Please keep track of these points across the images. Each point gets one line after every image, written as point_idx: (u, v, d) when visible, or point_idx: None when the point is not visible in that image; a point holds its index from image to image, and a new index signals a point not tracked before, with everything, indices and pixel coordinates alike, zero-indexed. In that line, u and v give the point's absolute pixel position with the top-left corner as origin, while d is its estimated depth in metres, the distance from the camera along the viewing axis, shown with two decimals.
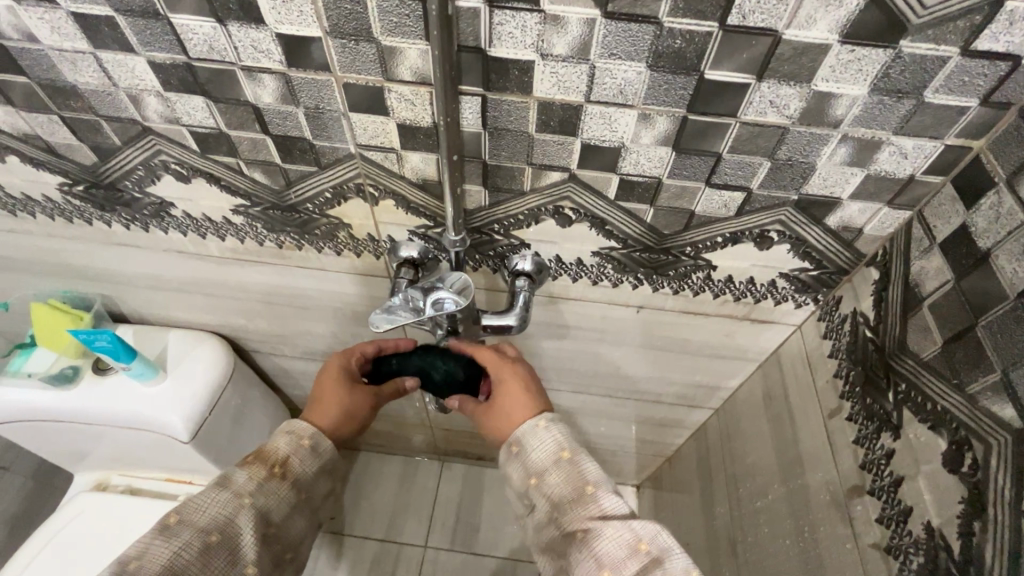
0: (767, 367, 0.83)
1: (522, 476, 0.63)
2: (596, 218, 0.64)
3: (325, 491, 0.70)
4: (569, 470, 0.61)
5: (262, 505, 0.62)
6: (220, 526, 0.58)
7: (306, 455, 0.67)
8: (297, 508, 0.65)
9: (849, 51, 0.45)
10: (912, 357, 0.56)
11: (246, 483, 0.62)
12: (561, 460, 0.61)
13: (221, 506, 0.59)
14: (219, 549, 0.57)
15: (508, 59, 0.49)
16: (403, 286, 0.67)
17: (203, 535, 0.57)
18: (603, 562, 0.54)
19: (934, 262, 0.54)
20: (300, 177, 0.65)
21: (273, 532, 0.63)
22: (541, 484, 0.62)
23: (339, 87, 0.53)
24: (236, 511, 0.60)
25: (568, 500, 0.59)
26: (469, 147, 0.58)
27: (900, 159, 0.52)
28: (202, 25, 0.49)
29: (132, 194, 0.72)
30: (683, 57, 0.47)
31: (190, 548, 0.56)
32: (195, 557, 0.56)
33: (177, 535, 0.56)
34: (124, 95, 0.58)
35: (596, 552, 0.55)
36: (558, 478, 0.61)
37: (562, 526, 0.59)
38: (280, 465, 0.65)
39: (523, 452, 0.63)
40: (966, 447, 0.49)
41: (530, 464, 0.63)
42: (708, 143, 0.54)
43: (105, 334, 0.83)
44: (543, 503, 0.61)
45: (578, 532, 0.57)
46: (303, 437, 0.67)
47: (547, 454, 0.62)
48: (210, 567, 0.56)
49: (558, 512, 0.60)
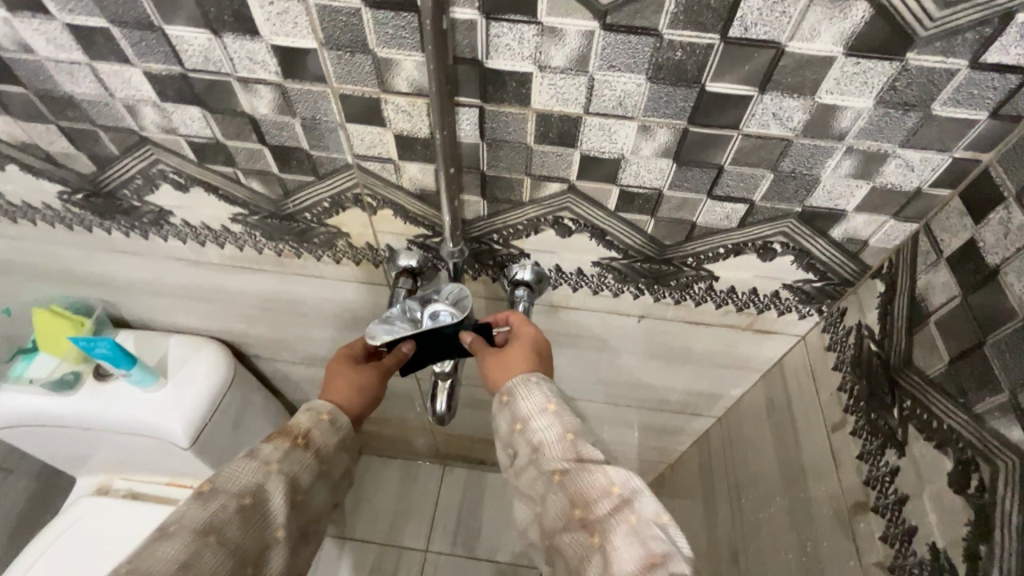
0: (770, 377, 0.82)
1: (508, 421, 0.59)
2: (596, 228, 0.63)
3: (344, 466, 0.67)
4: (555, 418, 0.57)
5: (291, 471, 0.60)
6: (251, 489, 0.56)
7: (327, 429, 0.64)
8: (321, 478, 0.63)
9: (855, 64, 0.43)
10: (918, 373, 0.55)
11: (272, 452, 0.60)
12: (548, 410, 0.57)
13: (250, 474, 0.57)
14: (253, 512, 0.56)
15: (506, 70, 0.48)
16: (402, 295, 0.68)
17: (235, 498, 0.55)
18: (574, 500, 0.52)
19: (941, 277, 0.53)
20: (298, 186, 0.65)
21: (301, 498, 0.61)
22: (526, 430, 0.57)
23: (336, 98, 0.53)
24: (266, 477, 0.58)
25: (548, 444, 0.55)
26: (467, 157, 0.57)
27: (907, 172, 0.51)
28: (198, 36, 0.49)
29: (131, 203, 0.71)
30: (684, 69, 0.46)
31: (225, 511, 0.54)
32: (232, 518, 0.54)
33: (212, 500, 0.54)
34: (121, 106, 0.57)
35: (569, 490, 0.53)
36: (543, 425, 0.56)
37: (540, 466, 0.56)
38: (303, 437, 0.62)
39: (512, 401, 0.59)
40: (972, 468, 0.48)
41: (517, 411, 0.58)
42: (709, 154, 0.53)
43: (105, 341, 0.83)
44: (524, 447, 0.57)
45: (554, 474, 0.54)
46: (323, 412, 0.65)
47: (535, 405, 0.58)
48: (248, 526, 0.55)
49: (537, 455, 0.56)
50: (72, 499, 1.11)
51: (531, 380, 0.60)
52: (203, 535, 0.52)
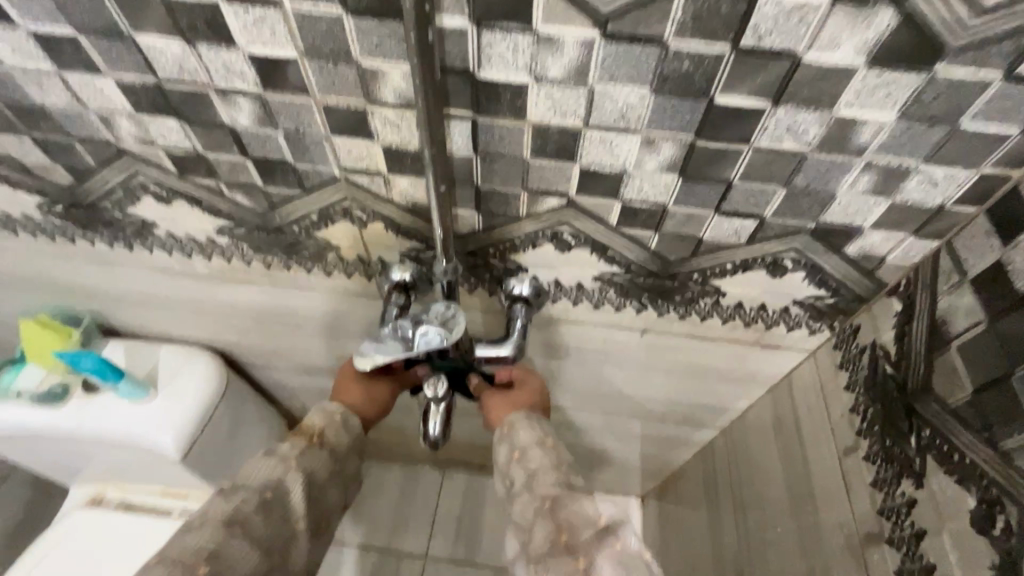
0: (778, 392, 0.79)
1: (506, 452, 0.58)
2: (597, 243, 0.60)
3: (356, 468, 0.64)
4: (551, 452, 0.57)
5: (308, 467, 0.57)
6: (272, 483, 0.54)
7: (339, 430, 0.62)
8: (335, 477, 0.60)
9: (878, 75, 0.40)
10: (938, 402, 0.52)
11: (290, 449, 0.57)
12: (545, 444, 0.58)
13: (270, 469, 0.55)
14: (275, 506, 0.53)
15: (500, 82, 0.45)
16: (393, 313, 0.62)
17: (257, 492, 0.53)
18: (562, 525, 0.49)
19: (964, 300, 0.50)
20: (284, 199, 0.62)
21: (317, 494, 0.58)
22: (522, 460, 0.56)
23: (319, 110, 0.50)
24: (285, 472, 0.55)
25: (543, 470, 0.54)
26: (460, 171, 0.54)
27: (929, 189, 0.48)
28: (170, 45, 0.46)
29: (113, 215, 0.69)
30: (692, 81, 0.42)
31: (247, 504, 0.52)
32: (255, 511, 0.52)
33: (234, 494, 0.52)
34: (95, 117, 0.54)
35: (558, 516, 0.50)
36: (539, 455, 0.56)
37: (532, 491, 0.53)
38: (318, 436, 0.60)
39: (513, 432, 0.59)
40: (997, 508, 0.45)
41: (516, 440, 0.58)
42: (718, 169, 0.49)
43: (89, 356, 0.83)
44: (519, 478, 0.55)
45: (544, 502, 0.51)
46: (336, 412, 0.64)
47: (534, 435, 0.58)
48: (271, 519, 0.52)
49: (531, 483, 0.54)
50: (65, 510, 1.09)
51: (529, 418, 0.61)
52: (227, 527, 0.50)
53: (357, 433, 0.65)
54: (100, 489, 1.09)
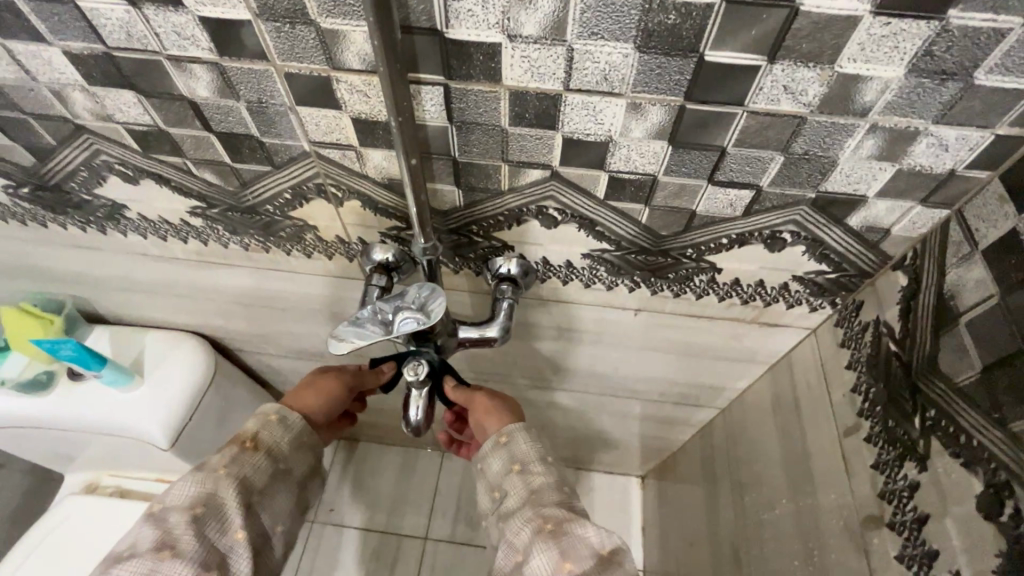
0: (777, 370, 0.76)
1: (503, 464, 0.57)
2: (584, 219, 0.57)
3: (308, 467, 0.63)
4: (554, 470, 0.55)
5: (241, 474, 0.56)
6: (202, 498, 0.53)
7: (276, 430, 0.60)
8: (278, 478, 0.59)
9: (884, 25, 0.36)
10: (944, 380, 0.49)
11: (220, 459, 0.56)
12: (547, 459, 0.56)
13: (198, 483, 0.54)
14: (208, 520, 0.52)
15: (470, 42, 0.41)
16: (374, 294, 0.62)
17: (187, 510, 0.52)
18: (565, 553, 0.47)
19: (974, 274, 0.47)
20: (255, 177, 0.59)
21: (258, 501, 0.57)
22: (523, 472, 0.55)
23: (281, 78, 0.46)
24: (216, 484, 0.54)
25: (547, 489, 0.53)
26: (436, 143, 0.51)
27: (939, 152, 0.44)
28: (114, 8, 0.42)
29: (81, 197, 0.66)
30: (680, 35, 0.39)
31: (177, 525, 0.51)
32: (187, 529, 0.51)
33: (162, 518, 0.51)
34: (47, 91, 0.51)
35: (560, 543, 0.48)
36: (541, 470, 0.55)
37: (536, 510, 0.52)
38: (251, 439, 0.58)
39: (512, 441, 0.57)
40: (1006, 492, 0.43)
41: (516, 452, 0.57)
42: (710, 136, 0.46)
43: (68, 343, 0.80)
44: (517, 490, 0.54)
45: (545, 523, 0.50)
46: (270, 412, 0.61)
47: (536, 449, 0.57)
48: (204, 534, 0.52)
49: (533, 499, 0.53)
50: (59, 498, 1.08)
51: None
52: (157, 552, 0.49)
53: (300, 428, 0.62)
54: (91, 479, 1.10)
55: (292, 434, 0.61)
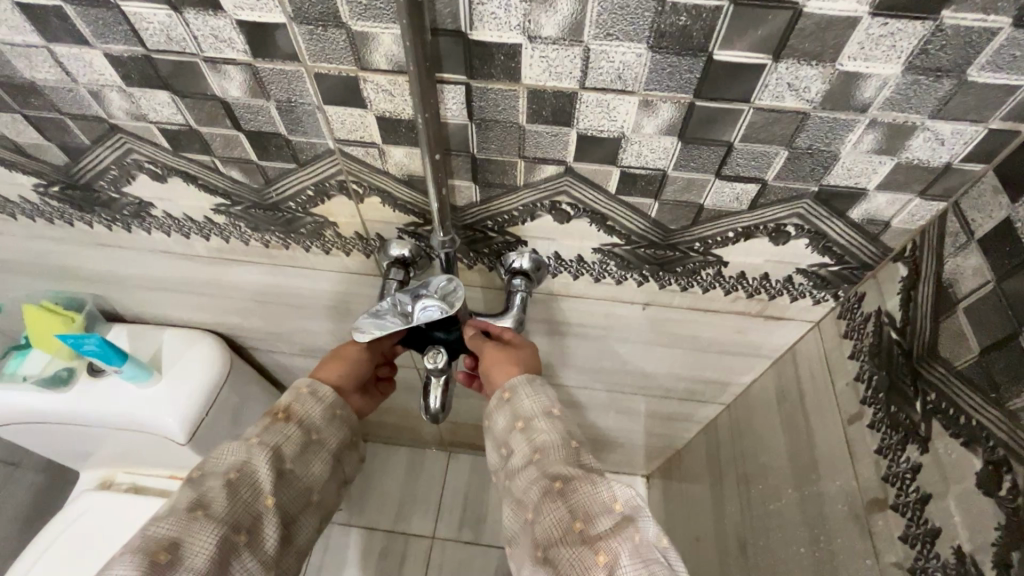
0: (782, 364, 0.78)
1: (508, 421, 0.60)
2: (596, 213, 0.59)
3: (341, 439, 0.67)
4: (559, 424, 0.58)
5: (273, 442, 0.59)
6: (237, 465, 0.56)
7: (308, 401, 0.65)
8: (310, 449, 0.62)
9: (882, 25, 0.39)
10: (944, 365, 0.52)
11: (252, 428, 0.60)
12: (552, 414, 0.59)
13: (235, 452, 0.57)
14: (241, 485, 0.55)
15: (492, 43, 0.44)
16: (392, 287, 0.65)
17: (222, 475, 0.55)
18: (576, 512, 0.49)
19: (971, 261, 0.49)
20: (279, 174, 0.61)
21: (289, 471, 0.60)
22: (527, 429, 0.58)
23: (311, 78, 0.49)
24: (249, 452, 0.58)
25: (552, 447, 0.55)
26: (455, 140, 0.53)
27: (936, 146, 0.47)
28: (156, 12, 0.45)
29: (110, 195, 0.68)
30: (690, 36, 0.41)
31: (212, 489, 0.54)
32: (221, 492, 0.54)
33: (201, 482, 0.54)
34: (86, 92, 0.54)
35: (570, 501, 0.50)
36: (547, 428, 0.57)
37: (543, 470, 0.53)
38: (282, 411, 0.63)
39: (514, 398, 0.61)
40: (1003, 468, 0.45)
41: (519, 410, 0.60)
42: (718, 131, 0.48)
43: (93, 338, 0.82)
44: (524, 448, 0.57)
45: (554, 483, 0.52)
46: (302, 385, 0.66)
47: (540, 405, 0.60)
48: (237, 498, 0.54)
49: (540, 458, 0.55)
50: (75, 495, 1.10)
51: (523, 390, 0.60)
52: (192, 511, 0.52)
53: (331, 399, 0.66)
54: (106, 475, 1.12)
55: (322, 405, 0.65)
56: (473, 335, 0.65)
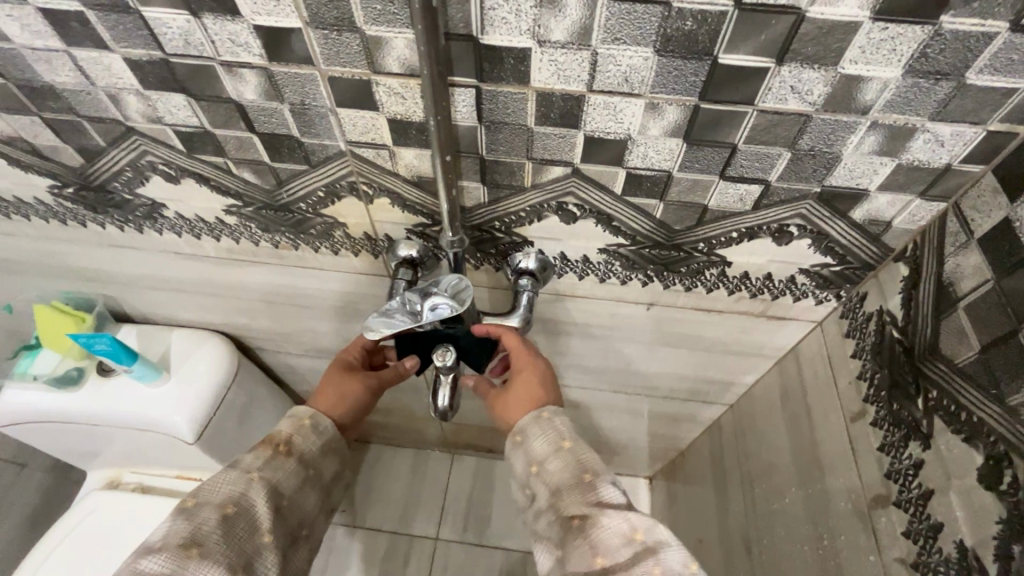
0: (784, 364, 0.79)
1: (523, 465, 0.60)
2: (602, 214, 0.60)
3: (335, 470, 0.67)
4: (570, 458, 0.57)
5: (273, 478, 0.60)
6: (234, 498, 0.56)
7: (308, 434, 0.65)
8: (308, 483, 0.63)
9: (882, 30, 0.40)
10: (945, 362, 0.52)
11: (253, 461, 0.60)
12: (563, 448, 0.58)
13: (231, 483, 0.57)
14: (237, 520, 0.55)
15: (503, 47, 0.45)
16: (401, 287, 0.66)
17: (219, 508, 0.55)
18: (596, 548, 0.50)
19: (972, 260, 0.50)
20: (291, 175, 0.62)
21: (287, 505, 0.60)
22: (540, 473, 0.58)
23: (324, 81, 0.50)
24: (247, 485, 0.57)
25: (564, 486, 0.55)
26: (465, 142, 0.54)
27: (936, 147, 0.48)
28: (176, 18, 0.46)
29: (123, 196, 0.69)
30: (695, 40, 0.42)
31: (209, 521, 0.53)
32: (216, 528, 0.53)
33: (197, 513, 0.54)
34: (103, 95, 0.55)
35: (591, 539, 0.51)
36: (559, 468, 0.57)
37: (558, 511, 0.54)
38: (284, 443, 0.63)
39: (526, 442, 0.60)
40: (1004, 463, 0.46)
41: (531, 452, 0.59)
42: (722, 133, 0.49)
43: (104, 337, 0.83)
44: (542, 492, 0.57)
45: (572, 520, 0.53)
46: (304, 417, 0.66)
47: (549, 444, 0.59)
48: (233, 535, 0.54)
49: (555, 501, 0.55)
50: (82, 494, 1.11)
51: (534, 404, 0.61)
52: (185, 549, 0.51)
53: (330, 435, 0.67)
54: (113, 475, 1.13)
55: (321, 441, 0.66)
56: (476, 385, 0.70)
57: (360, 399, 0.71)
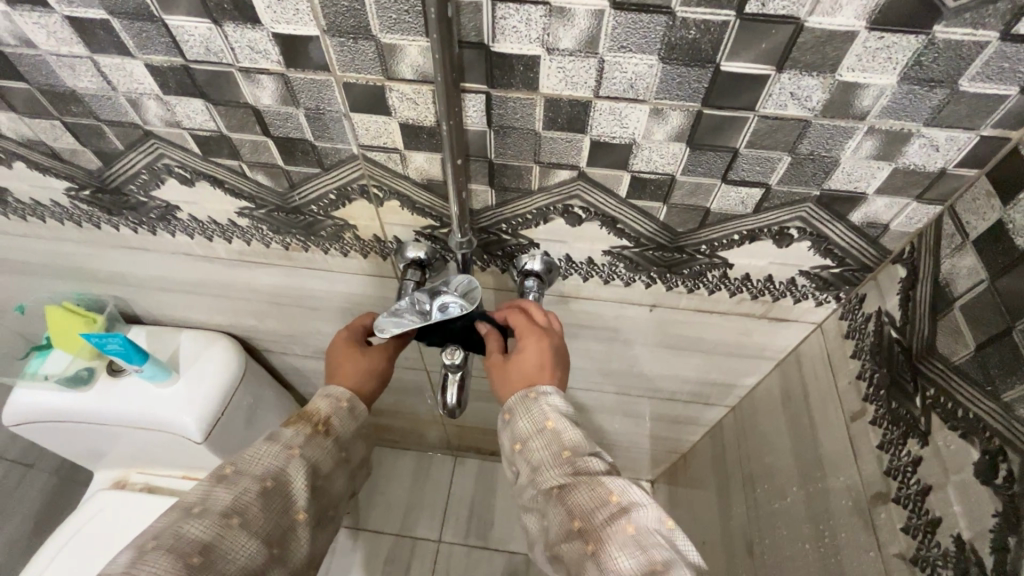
0: (785, 366, 0.80)
1: (508, 442, 0.59)
2: (606, 216, 0.62)
3: (362, 455, 0.70)
4: (552, 437, 0.55)
5: (313, 458, 0.61)
6: (273, 473, 0.57)
7: (345, 417, 0.66)
8: (341, 465, 0.65)
9: (878, 39, 0.42)
10: (942, 361, 0.54)
11: (293, 437, 0.61)
12: (546, 428, 0.56)
13: (272, 457, 0.58)
14: (275, 496, 0.56)
15: (513, 54, 0.46)
16: (409, 287, 0.67)
17: (258, 480, 0.56)
18: (574, 512, 0.50)
19: (966, 261, 0.51)
20: (304, 178, 0.64)
21: (322, 484, 0.62)
22: (524, 450, 0.57)
23: (339, 87, 0.52)
24: (287, 461, 0.59)
25: (544, 463, 0.54)
26: (474, 146, 0.56)
27: (931, 152, 0.49)
28: (198, 26, 0.48)
29: (138, 199, 0.71)
30: (698, 48, 0.44)
31: (249, 492, 0.55)
32: (255, 500, 0.55)
33: (238, 482, 0.55)
34: (124, 100, 0.57)
35: (568, 503, 0.51)
36: (540, 446, 0.55)
37: (536, 485, 0.54)
38: (323, 423, 0.64)
39: (512, 420, 0.59)
40: (1000, 458, 0.47)
41: (516, 431, 0.58)
42: (724, 137, 0.51)
43: (116, 338, 0.85)
44: (524, 468, 0.56)
45: (552, 490, 0.53)
46: (342, 399, 0.67)
47: (534, 424, 0.57)
48: (271, 509, 0.56)
49: (535, 476, 0.55)
50: (90, 494, 1.12)
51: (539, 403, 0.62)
52: (227, 517, 0.52)
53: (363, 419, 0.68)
54: (121, 475, 1.13)
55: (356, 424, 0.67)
56: (487, 335, 0.64)
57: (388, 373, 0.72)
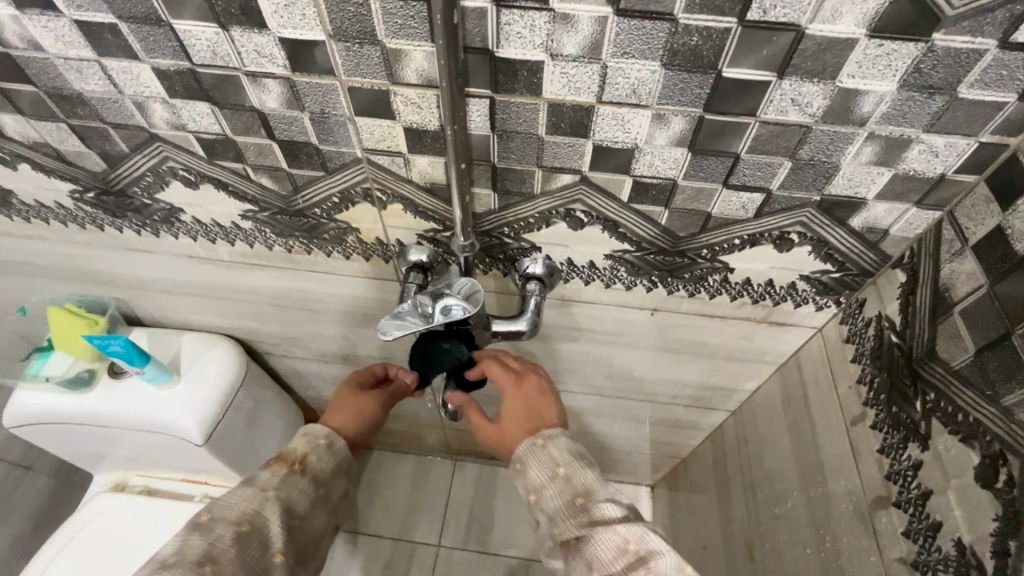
0: (785, 370, 0.80)
1: (522, 492, 0.61)
2: (608, 221, 0.62)
3: (342, 491, 0.69)
4: (567, 486, 0.58)
5: (289, 498, 0.61)
6: (249, 516, 0.57)
7: (323, 454, 0.67)
8: (318, 503, 0.65)
9: (878, 46, 0.42)
10: (942, 365, 0.54)
11: (269, 479, 0.62)
12: (558, 476, 0.58)
13: (247, 500, 0.58)
14: (251, 539, 0.56)
15: (516, 60, 0.47)
16: (411, 290, 0.67)
17: (233, 525, 0.56)
18: (592, 562, 0.52)
19: (966, 267, 0.52)
20: (308, 182, 0.64)
21: (298, 526, 0.62)
22: (539, 501, 0.58)
23: (344, 91, 0.52)
24: (262, 503, 0.59)
25: (559, 509, 0.57)
26: (478, 150, 0.56)
27: (931, 158, 0.50)
28: (206, 30, 0.48)
29: (142, 201, 0.72)
30: (700, 55, 0.45)
31: (223, 538, 0.54)
32: (230, 544, 0.54)
33: (212, 529, 0.55)
34: (130, 103, 0.57)
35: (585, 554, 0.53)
36: (554, 493, 0.57)
37: (553, 533, 0.56)
38: (299, 462, 0.65)
39: (524, 470, 0.61)
40: (1000, 462, 0.48)
41: (529, 481, 0.60)
42: (726, 143, 0.52)
43: (118, 339, 0.85)
44: (541, 519, 0.58)
45: (569, 540, 0.55)
46: (319, 436, 0.69)
47: (544, 471, 0.59)
48: (246, 554, 0.55)
49: (552, 526, 0.57)
50: (89, 497, 1.12)
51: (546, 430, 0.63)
52: (201, 565, 0.52)
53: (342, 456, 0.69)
54: (119, 478, 1.13)
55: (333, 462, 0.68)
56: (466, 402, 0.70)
57: (373, 419, 0.76)
